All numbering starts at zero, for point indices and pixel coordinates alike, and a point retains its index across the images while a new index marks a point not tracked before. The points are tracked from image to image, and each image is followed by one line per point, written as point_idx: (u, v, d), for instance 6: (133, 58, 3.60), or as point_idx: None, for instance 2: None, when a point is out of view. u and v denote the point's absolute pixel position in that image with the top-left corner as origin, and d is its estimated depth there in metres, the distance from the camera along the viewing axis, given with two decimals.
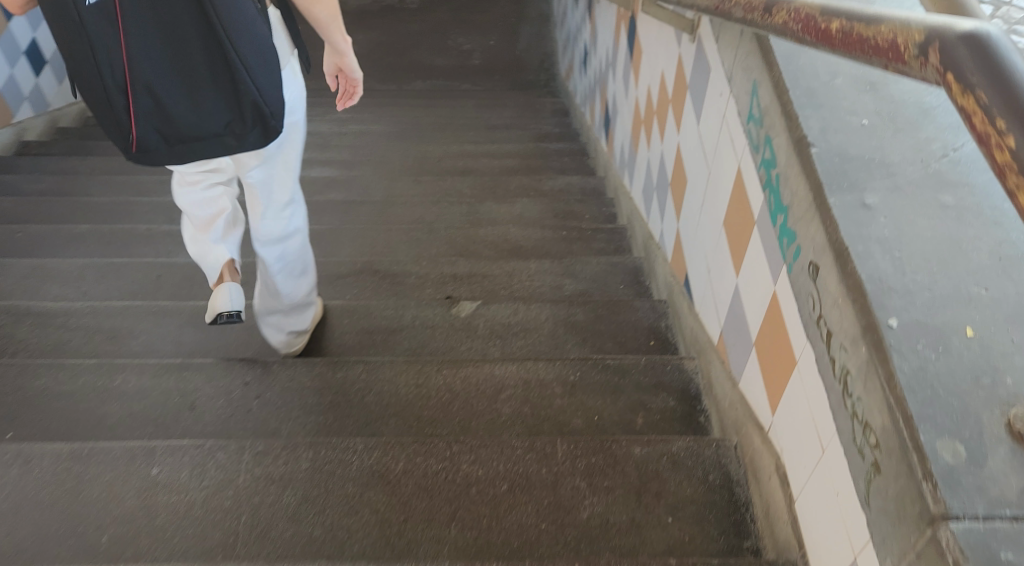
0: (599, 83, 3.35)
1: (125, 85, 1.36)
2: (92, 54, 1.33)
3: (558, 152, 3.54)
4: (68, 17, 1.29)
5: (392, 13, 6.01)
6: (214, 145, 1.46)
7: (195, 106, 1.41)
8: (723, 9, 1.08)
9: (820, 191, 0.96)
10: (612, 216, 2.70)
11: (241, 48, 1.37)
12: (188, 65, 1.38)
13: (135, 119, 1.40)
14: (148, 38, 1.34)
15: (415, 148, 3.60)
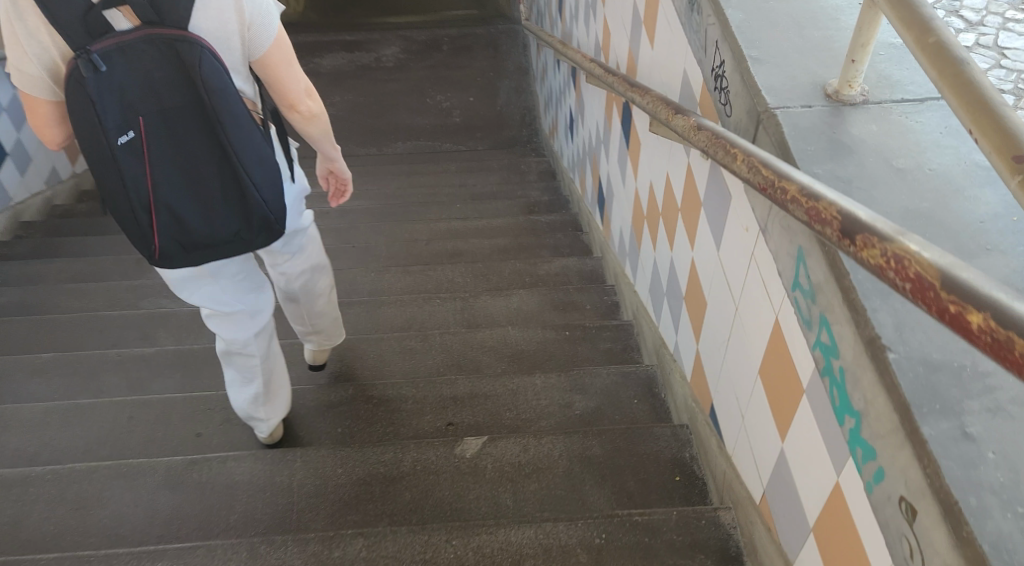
0: (589, 155, 3.23)
1: (149, 206, 1.51)
2: (120, 179, 1.47)
3: (550, 225, 3.41)
4: (100, 151, 1.43)
5: (368, 72, 5.91)
6: (228, 251, 1.60)
7: (208, 219, 1.56)
8: (782, 194, 0.95)
9: (909, 415, 0.91)
10: (614, 305, 2.56)
11: (248, 164, 1.54)
12: (205, 183, 1.54)
13: (157, 234, 1.53)
14: (169, 162, 1.49)
15: (401, 228, 3.46)
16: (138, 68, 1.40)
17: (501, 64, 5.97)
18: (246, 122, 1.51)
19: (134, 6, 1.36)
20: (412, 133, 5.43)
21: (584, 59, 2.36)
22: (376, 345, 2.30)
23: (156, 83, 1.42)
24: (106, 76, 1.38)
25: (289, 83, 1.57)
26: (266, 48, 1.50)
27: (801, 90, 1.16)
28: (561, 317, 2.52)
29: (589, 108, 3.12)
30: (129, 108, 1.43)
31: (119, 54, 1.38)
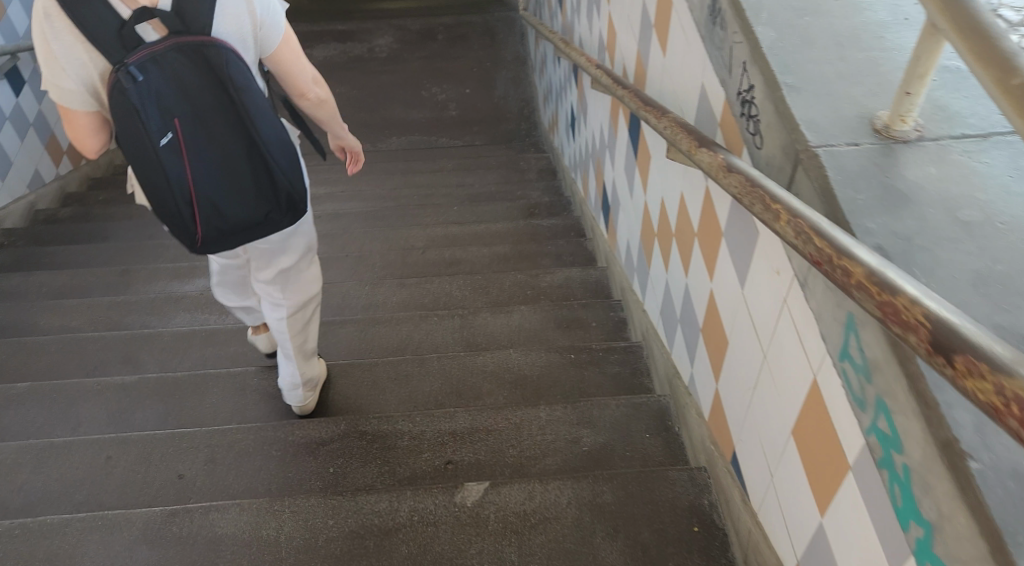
0: (591, 157, 3.09)
1: (191, 199, 1.64)
2: (164, 177, 1.60)
3: (552, 230, 3.28)
4: (147, 153, 1.57)
5: (361, 64, 5.75)
6: (259, 232, 1.74)
7: (242, 204, 1.69)
8: (848, 283, 0.87)
9: (1000, 542, 0.83)
10: (621, 322, 2.43)
11: (275, 152, 1.67)
12: (235, 172, 1.66)
13: (199, 224, 1.67)
14: (204, 155, 1.62)
15: (397, 233, 3.32)
16: (171, 74, 1.53)
17: (499, 55, 5.81)
18: (268, 111, 1.65)
19: (163, 18, 1.49)
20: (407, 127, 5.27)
21: (588, 63, 2.22)
22: (372, 371, 2.17)
23: (187, 86, 1.55)
24: (144, 84, 1.51)
25: (295, 74, 1.69)
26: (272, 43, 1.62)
27: (846, 125, 1.02)
28: (567, 337, 2.39)
29: (592, 109, 2.99)
30: (166, 112, 1.55)
31: (153, 64, 1.51)
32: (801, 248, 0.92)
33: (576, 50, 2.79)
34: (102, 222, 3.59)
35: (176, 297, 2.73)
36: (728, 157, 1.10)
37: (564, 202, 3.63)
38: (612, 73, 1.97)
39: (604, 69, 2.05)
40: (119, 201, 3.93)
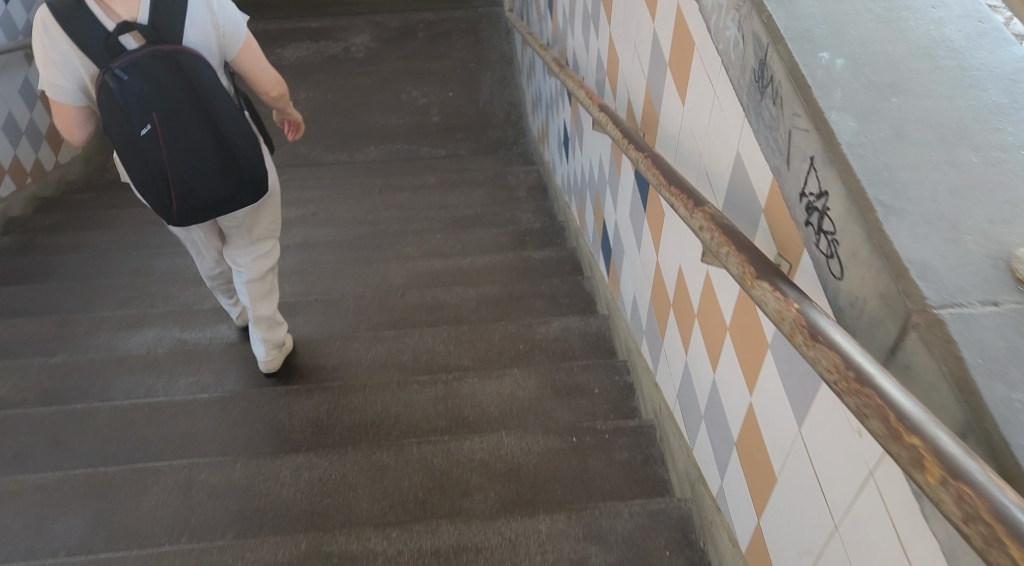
0: (589, 187, 2.81)
1: (168, 180, 1.89)
2: (146, 161, 1.85)
3: (544, 264, 3.00)
4: (129, 140, 1.81)
5: (334, 66, 5.40)
6: (228, 208, 1.99)
7: (213, 185, 1.93)
8: None
9: None
10: (628, 388, 2.16)
11: (238, 139, 1.92)
12: (205, 158, 1.90)
13: (175, 201, 1.92)
14: (179, 144, 1.86)
15: (373, 269, 3.02)
16: (151, 79, 1.76)
17: (482, 54, 5.47)
18: (230, 106, 1.89)
19: (142, 30, 1.72)
20: (386, 135, 4.94)
21: (587, 100, 1.93)
22: (340, 461, 1.87)
23: (164, 86, 1.78)
24: (127, 85, 1.74)
25: (257, 72, 1.95)
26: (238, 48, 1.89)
27: (985, 276, 0.85)
28: (566, 410, 2.11)
29: (591, 137, 2.71)
30: (146, 108, 1.79)
31: (134, 69, 1.73)
32: (917, 477, 0.81)
33: (572, 73, 2.49)
34: (45, 256, 3.25)
35: (120, 357, 2.41)
36: (808, 312, 0.95)
37: (556, 229, 3.34)
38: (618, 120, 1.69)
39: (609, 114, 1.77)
40: (65, 229, 3.58)
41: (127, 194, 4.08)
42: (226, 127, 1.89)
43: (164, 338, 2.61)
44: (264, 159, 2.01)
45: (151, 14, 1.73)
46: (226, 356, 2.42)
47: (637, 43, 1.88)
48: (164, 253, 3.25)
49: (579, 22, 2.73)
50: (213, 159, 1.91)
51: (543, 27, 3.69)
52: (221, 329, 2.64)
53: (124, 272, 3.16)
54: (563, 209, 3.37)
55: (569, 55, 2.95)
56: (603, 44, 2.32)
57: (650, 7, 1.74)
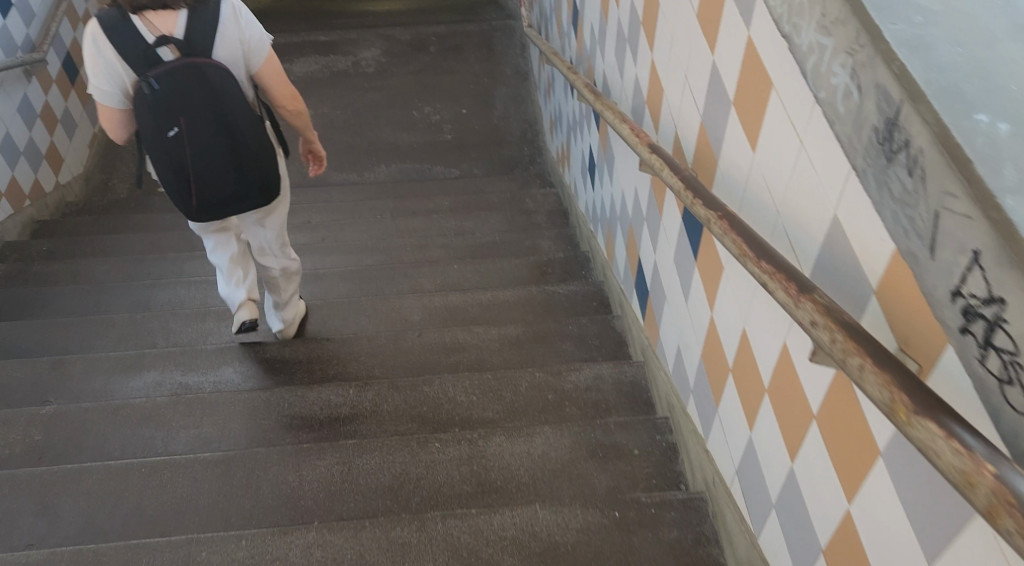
0: (619, 219, 2.63)
1: (189, 176, 2.15)
2: (171, 157, 2.10)
3: (570, 300, 2.82)
4: (157, 139, 2.07)
5: (344, 80, 5.23)
6: (237, 205, 2.23)
7: (225, 182, 2.17)
8: None
9: None
10: (672, 450, 1.97)
11: (251, 144, 2.16)
12: (220, 156, 2.13)
13: (195, 197, 2.19)
14: (201, 146, 2.10)
15: (387, 304, 2.83)
16: (183, 87, 2.00)
17: (496, 69, 5.29)
18: (247, 114, 2.11)
19: (176, 44, 1.95)
20: (397, 154, 4.76)
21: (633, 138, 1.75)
22: (357, 538, 1.67)
23: (190, 92, 2.01)
24: (161, 90, 1.99)
25: (278, 87, 2.16)
26: (260, 63, 2.09)
27: None
28: (603, 475, 1.92)
29: (623, 166, 2.52)
30: (176, 112, 2.03)
31: (168, 77, 1.97)
32: None
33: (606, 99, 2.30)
34: (40, 287, 3.07)
35: (114, 404, 2.23)
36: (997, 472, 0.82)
37: (580, 260, 3.15)
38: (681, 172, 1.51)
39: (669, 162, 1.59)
40: (61, 257, 3.40)
41: (127, 217, 3.90)
42: (242, 131, 2.13)
43: (162, 381, 2.43)
44: (273, 163, 2.25)
45: (186, 31, 1.95)
46: (229, 404, 2.24)
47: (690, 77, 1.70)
48: (164, 284, 3.06)
49: (611, 44, 2.54)
50: (227, 159, 2.14)
51: (566, 44, 3.50)
52: (226, 372, 2.46)
53: (122, 305, 2.98)
54: (588, 238, 3.18)
55: (599, 77, 2.76)
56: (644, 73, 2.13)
57: (710, 38, 1.55)
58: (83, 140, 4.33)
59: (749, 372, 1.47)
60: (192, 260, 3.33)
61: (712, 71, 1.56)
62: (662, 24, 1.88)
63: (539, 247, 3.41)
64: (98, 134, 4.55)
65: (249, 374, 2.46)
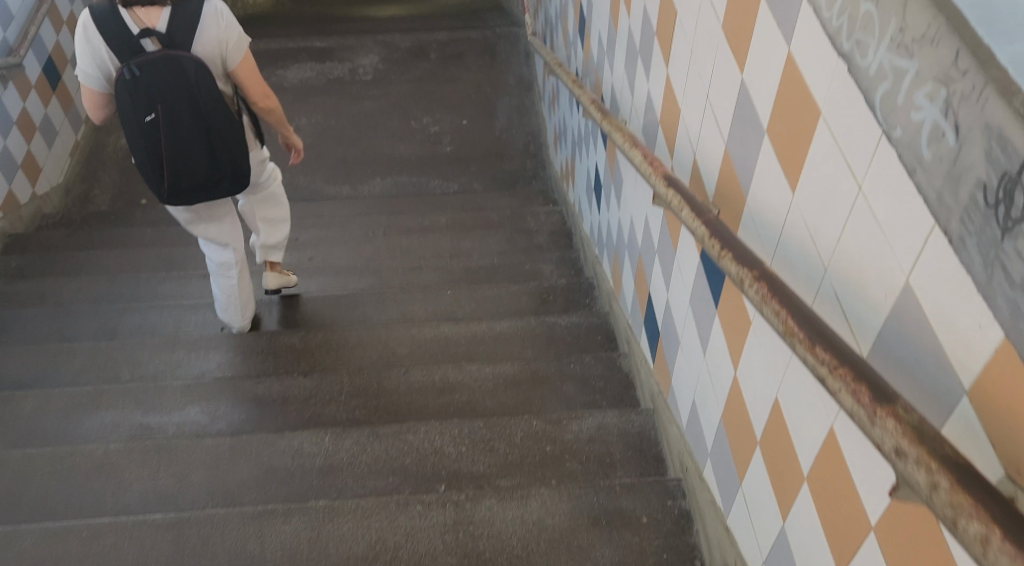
0: (627, 248, 2.40)
1: (161, 163, 2.17)
2: (146, 142, 2.13)
3: (570, 334, 2.60)
4: (134, 123, 2.09)
5: (339, 88, 5.01)
6: (208, 194, 2.25)
7: (197, 172, 2.19)
8: None
9: None
10: (684, 520, 1.74)
11: (225, 136, 2.19)
12: (193, 145, 2.15)
13: (165, 184, 2.20)
14: (175, 134, 2.13)
15: (373, 335, 2.61)
16: (163, 78, 2.03)
17: (499, 78, 5.07)
18: (223, 107, 2.14)
19: (159, 36, 1.98)
20: (393, 166, 4.53)
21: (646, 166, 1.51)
22: None
23: (170, 83, 2.05)
24: (140, 78, 2.02)
25: (253, 84, 2.19)
26: (237, 63, 2.12)
27: None
28: (606, 548, 1.68)
29: (631, 191, 2.30)
30: (154, 100, 2.06)
31: (148, 66, 2.01)
32: None
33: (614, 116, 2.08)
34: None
35: (63, 450, 2.00)
36: None
37: (583, 287, 2.93)
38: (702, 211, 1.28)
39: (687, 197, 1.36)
40: (28, 277, 3.17)
41: (105, 231, 3.68)
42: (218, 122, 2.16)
43: (121, 422, 2.20)
44: (247, 156, 2.28)
45: (168, 24, 1.98)
46: (190, 452, 2.01)
47: (713, 97, 1.48)
48: (134, 309, 2.84)
49: (620, 56, 2.31)
50: (200, 148, 2.17)
51: (571, 53, 3.29)
52: (193, 413, 2.24)
53: (88, 331, 2.75)
54: (593, 264, 2.95)
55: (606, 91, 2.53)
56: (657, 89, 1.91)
57: (739, 53, 1.32)
58: (63, 149, 4.12)
59: (784, 452, 1.24)
60: (167, 281, 3.11)
61: (740, 92, 1.33)
62: (680, 36, 1.65)
63: (540, 271, 3.19)
64: (80, 143, 4.34)
65: (217, 415, 2.24)
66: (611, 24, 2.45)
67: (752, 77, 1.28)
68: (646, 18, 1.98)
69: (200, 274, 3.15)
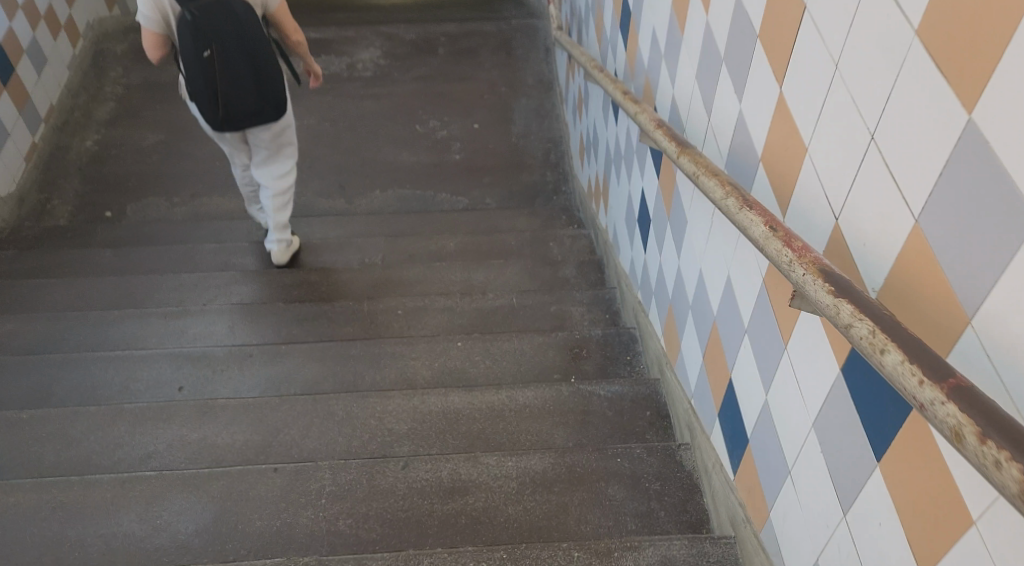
0: (688, 307, 1.90)
1: (215, 94, 2.48)
2: (202, 78, 2.43)
3: (612, 412, 2.10)
4: (192, 61, 2.39)
5: (337, 87, 4.50)
6: (256, 119, 2.59)
7: (247, 100, 2.52)
8: None
9: None
10: None
11: (267, 67, 2.52)
12: (241, 77, 2.47)
13: (221, 113, 2.52)
14: (228, 69, 2.45)
15: (367, 407, 2.11)
16: (216, 19, 2.34)
17: (515, 78, 4.59)
18: (265, 42, 2.48)
19: None
20: (396, 177, 4.01)
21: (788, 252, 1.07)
22: None
23: (221, 25, 2.35)
24: (197, 20, 2.32)
25: (286, 23, 2.62)
26: (276, 6, 2.54)
27: None
28: None
29: (698, 241, 1.79)
30: (208, 38, 2.36)
31: (205, 10, 2.31)
32: None
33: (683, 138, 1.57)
34: None
35: None
36: None
37: (624, 344, 2.43)
38: (935, 369, 0.88)
39: (880, 321, 0.95)
40: None
41: (58, 253, 3.17)
42: (260, 55, 2.49)
43: (28, 534, 1.69)
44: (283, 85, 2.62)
45: None
46: None
47: (894, 152, 1.02)
48: (75, 363, 2.34)
49: (688, 63, 1.80)
50: (247, 78, 2.48)
51: (608, 51, 2.79)
52: (126, 520, 1.72)
53: (15, 395, 2.26)
54: (637, 314, 2.45)
55: (666, 105, 2.01)
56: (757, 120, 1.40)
57: (967, 94, 0.92)
58: (18, 152, 3.63)
59: None
60: (122, 323, 2.61)
61: (963, 154, 0.93)
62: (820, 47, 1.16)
63: (568, 315, 2.69)
64: (40, 145, 3.81)
65: (160, 525, 1.72)
66: (673, 19, 1.92)
67: (1003, 138, 0.89)
68: (739, 17, 1.46)
69: (160, 315, 2.65)
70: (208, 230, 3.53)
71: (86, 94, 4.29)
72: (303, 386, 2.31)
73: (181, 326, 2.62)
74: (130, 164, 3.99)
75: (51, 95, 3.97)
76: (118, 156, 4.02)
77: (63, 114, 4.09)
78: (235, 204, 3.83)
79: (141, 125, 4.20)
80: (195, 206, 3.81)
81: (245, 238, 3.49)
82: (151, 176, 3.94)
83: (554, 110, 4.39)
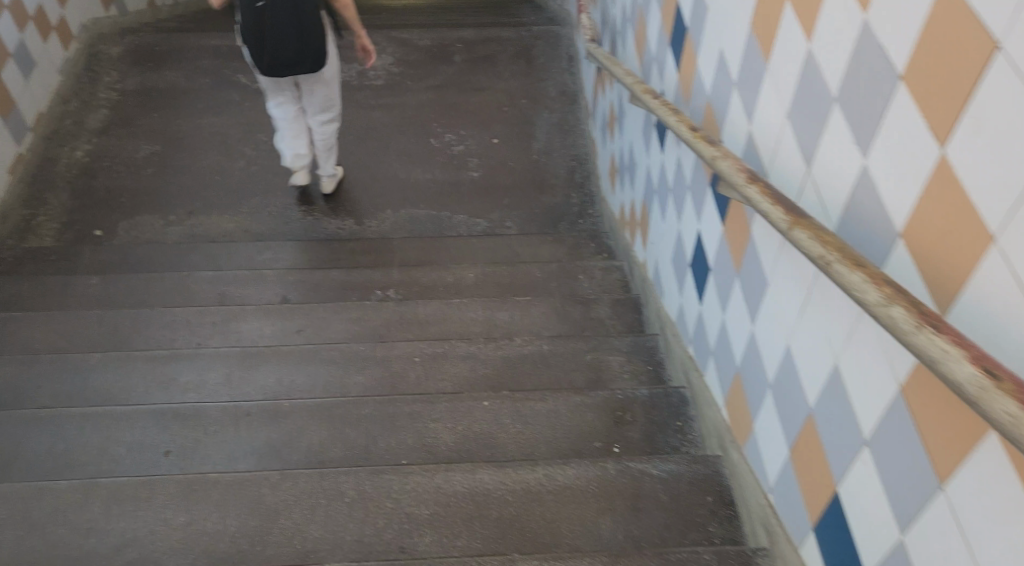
0: (768, 384, 1.61)
1: (263, 41, 2.72)
2: (252, 24, 2.68)
3: (669, 500, 1.80)
4: (247, 8, 2.65)
5: (346, 96, 4.22)
6: (295, 72, 2.82)
7: (289, 52, 2.75)
8: None
9: None
10: None
11: (311, 25, 2.73)
12: (286, 30, 2.70)
13: (264, 59, 2.77)
14: (276, 21, 2.67)
15: (382, 486, 1.81)
16: None
17: (535, 90, 4.31)
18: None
19: None
20: (409, 196, 3.73)
21: None
22: None
23: None
24: None
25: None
26: None
27: None
28: None
29: (787, 310, 1.49)
30: None
31: None
32: None
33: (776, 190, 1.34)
34: None
35: None
36: None
37: (674, 407, 2.14)
38: None
39: None
40: None
41: (40, 282, 2.88)
42: (307, 11, 2.71)
43: None
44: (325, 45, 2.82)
45: None
46: None
47: None
48: (47, 421, 2.06)
49: (776, 95, 1.51)
50: (289, 30, 2.70)
51: (655, 69, 2.51)
52: None
53: None
54: (689, 371, 2.16)
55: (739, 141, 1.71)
56: (909, 182, 1.12)
57: None
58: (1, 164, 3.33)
59: None
60: (105, 369, 2.32)
61: None
62: None
63: (605, 366, 2.40)
64: (25, 157, 3.55)
65: None
66: (754, 41, 1.62)
67: None
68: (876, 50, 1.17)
69: (147, 360, 2.35)
70: (205, 254, 3.24)
71: (77, 100, 3.98)
72: (308, 452, 2.03)
73: (171, 373, 2.33)
74: (121, 176, 3.69)
75: (39, 101, 3.67)
76: (110, 168, 3.72)
77: (52, 122, 3.79)
78: (234, 224, 3.54)
79: (135, 133, 3.90)
80: (191, 225, 3.52)
81: (245, 263, 3.21)
82: (144, 190, 3.64)
83: (579, 124, 4.11)
